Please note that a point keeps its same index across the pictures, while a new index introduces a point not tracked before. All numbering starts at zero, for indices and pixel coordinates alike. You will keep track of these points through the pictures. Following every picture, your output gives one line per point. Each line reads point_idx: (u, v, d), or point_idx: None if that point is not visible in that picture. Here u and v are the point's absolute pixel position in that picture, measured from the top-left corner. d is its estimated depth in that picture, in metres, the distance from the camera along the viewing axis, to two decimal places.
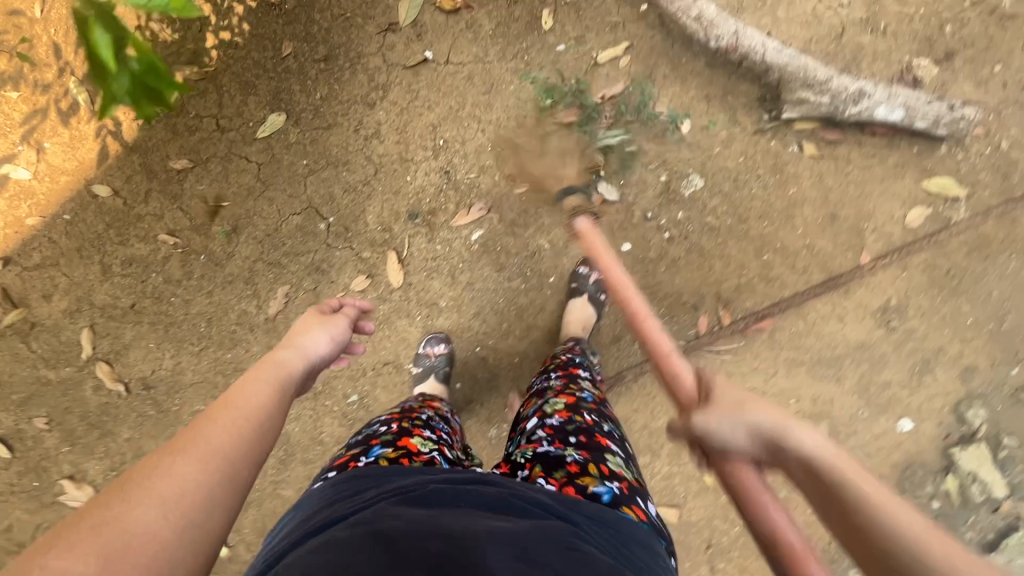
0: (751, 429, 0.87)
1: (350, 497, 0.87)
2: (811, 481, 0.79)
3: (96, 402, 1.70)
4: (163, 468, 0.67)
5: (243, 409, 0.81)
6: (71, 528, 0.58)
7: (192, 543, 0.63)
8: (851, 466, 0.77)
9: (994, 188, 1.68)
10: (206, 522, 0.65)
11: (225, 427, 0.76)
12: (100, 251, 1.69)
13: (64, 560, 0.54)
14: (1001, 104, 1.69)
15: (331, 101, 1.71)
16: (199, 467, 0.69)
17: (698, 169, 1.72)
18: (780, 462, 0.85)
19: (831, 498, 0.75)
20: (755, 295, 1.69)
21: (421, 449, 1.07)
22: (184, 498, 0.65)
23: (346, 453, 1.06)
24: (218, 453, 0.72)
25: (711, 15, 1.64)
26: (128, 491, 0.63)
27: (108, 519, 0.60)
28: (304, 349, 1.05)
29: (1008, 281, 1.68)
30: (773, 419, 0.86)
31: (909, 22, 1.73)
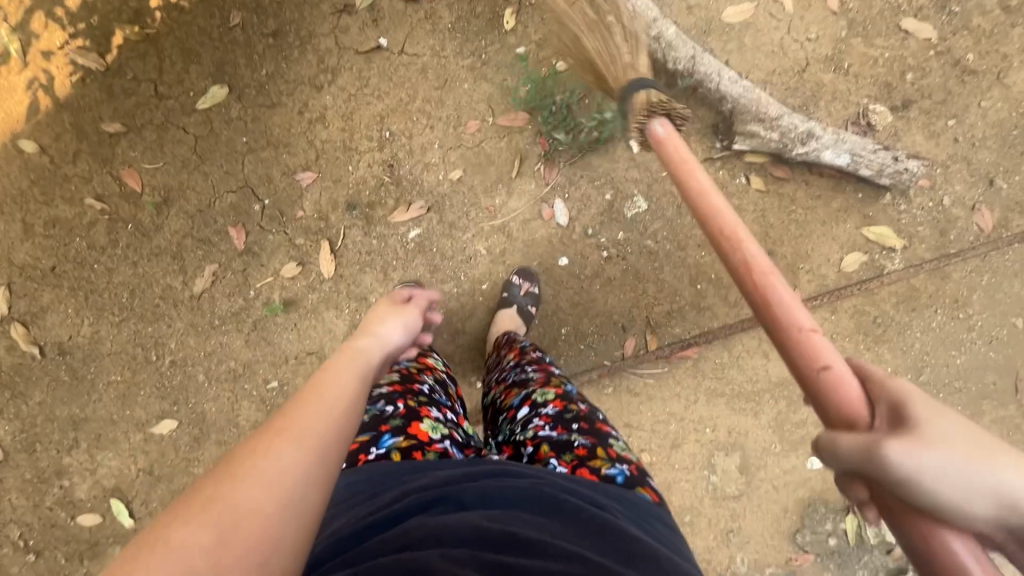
0: (996, 494, 0.60)
1: (369, 499, 0.82)
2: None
3: (9, 362, 1.68)
4: (261, 446, 0.62)
5: (339, 391, 0.75)
6: (189, 505, 0.57)
7: (295, 528, 0.59)
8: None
9: (930, 242, 1.69)
10: (304, 508, 0.60)
11: (324, 407, 0.70)
12: (23, 209, 1.67)
13: (183, 532, 0.54)
14: (948, 159, 1.70)
15: (278, 79, 1.68)
16: (297, 449, 0.63)
17: (644, 191, 1.70)
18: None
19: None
20: (684, 323, 1.70)
21: (432, 438, 1.00)
22: (286, 480, 0.60)
23: (353, 442, 0.98)
24: (314, 433, 0.66)
25: (671, 36, 1.61)
26: (234, 468, 0.60)
27: (214, 498, 0.57)
28: (382, 337, 0.99)
29: (933, 334, 1.69)
30: None
31: (871, 65, 1.72)
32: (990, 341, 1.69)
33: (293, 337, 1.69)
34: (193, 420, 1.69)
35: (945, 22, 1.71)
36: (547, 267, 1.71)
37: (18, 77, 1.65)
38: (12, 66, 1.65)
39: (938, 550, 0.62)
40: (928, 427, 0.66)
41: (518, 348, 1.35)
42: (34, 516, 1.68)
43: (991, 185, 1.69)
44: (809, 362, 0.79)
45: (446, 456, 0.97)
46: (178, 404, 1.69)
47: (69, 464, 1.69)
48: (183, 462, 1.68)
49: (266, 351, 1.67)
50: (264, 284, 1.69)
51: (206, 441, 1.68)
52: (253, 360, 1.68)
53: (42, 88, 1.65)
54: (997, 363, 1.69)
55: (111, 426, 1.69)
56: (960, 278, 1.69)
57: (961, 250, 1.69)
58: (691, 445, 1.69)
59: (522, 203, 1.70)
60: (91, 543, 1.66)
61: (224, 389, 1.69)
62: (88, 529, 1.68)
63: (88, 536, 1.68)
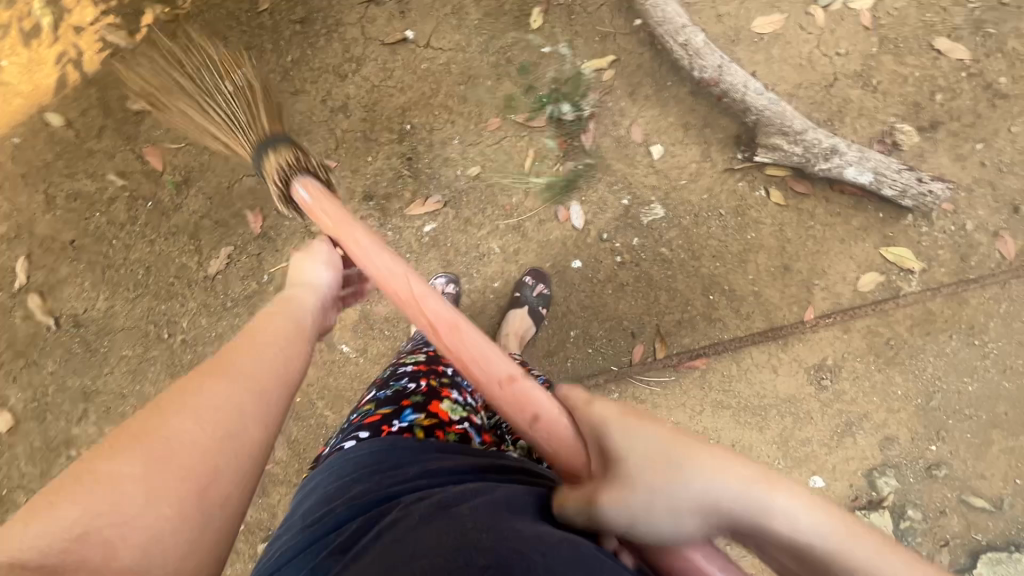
0: (692, 516, 0.64)
1: (393, 468, 0.81)
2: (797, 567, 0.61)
3: (24, 331, 1.71)
4: (192, 387, 0.70)
5: (267, 338, 0.82)
6: (122, 438, 0.63)
7: (233, 453, 0.67)
8: (834, 535, 0.59)
9: (949, 266, 1.67)
10: (240, 432, 0.69)
11: (253, 353, 0.78)
12: (47, 181, 1.69)
13: (115, 462, 0.61)
14: (974, 183, 1.67)
15: (302, 66, 1.69)
16: (227, 385, 0.71)
17: (662, 198, 1.69)
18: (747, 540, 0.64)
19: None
20: (694, 333, 1.69)
21: (452, 418, 0.99)
22: (218, 414, 0.68)
23: (377, 411, 0.98)
24: (243, 372, 0.74)
25: (698, 44, 1.60)
26: (170, 404, 0.67)
27: (151, 429, 0.65)
28: (310, 285, 1.04)
29: (947, 360, 1.67)
30: (727, 482, 0.63)
31: (901, 84, 1.69)
32: (1004, 370, 1.66)
33: None
34: None
35: (979, 43, 1.69)
36: (560, 268, 1.70)
37: (48, 51, 1.67)
38: (43, 39, 1.68)
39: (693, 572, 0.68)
40: (622, 465, 0.69)
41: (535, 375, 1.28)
42: (40, 484, 1.71)
43: (1015, 212, 1.67)
44: (519, 416, 0.79)
45: (465, 437, 0.96)
46: None
47: (77, 435, 1.71)
48: None
49: None
50: (278, 269, 1.70)
51: None
52: None
53: (72, 63, 1.67)
54: (1010, 393, 1.66)
55: (120, 400, 1.71)
56: (978, 304, 1.67)
57: (981, 276, 1.66)
58: None
59: (538, 203, 1.70)
60: None
61: None
62: None
63: None
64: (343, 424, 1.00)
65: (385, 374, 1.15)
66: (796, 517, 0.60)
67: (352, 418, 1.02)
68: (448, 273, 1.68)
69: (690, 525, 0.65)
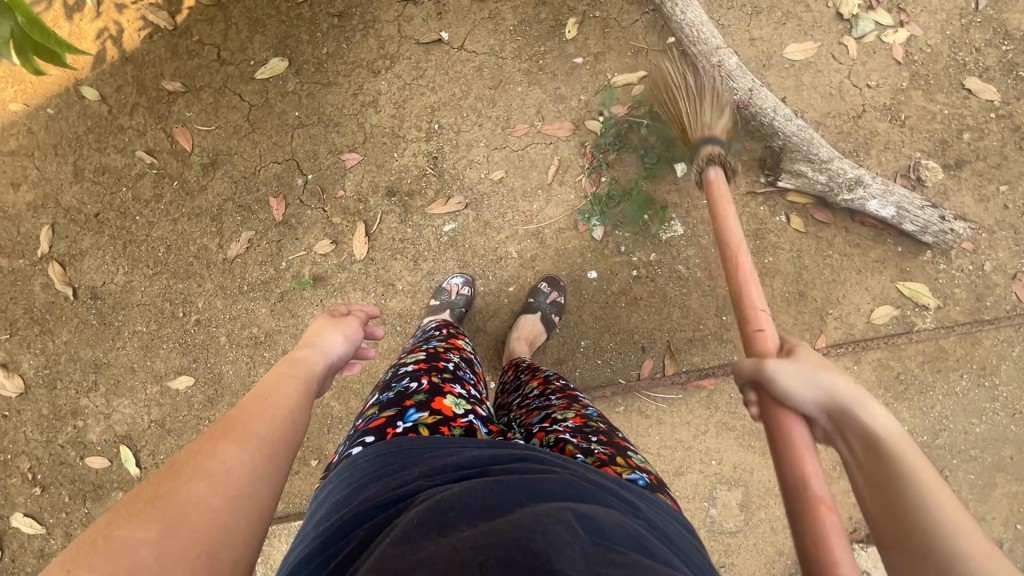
0: (822, 390, 0.87)
1: (398, 472, 0.81)
2: (862, 447, 0.79)
3: (42, 299, 1.73)
4: (205, 449, 0.69)
5: (278, 399, 0.83)
6: (135, 502, 0.61)
7: (242, 516, 0.65)
8: (910, 447, 0.77)
9: (965, 305, 1.67)
10: (250, 493, 0.67)
11: (263, 415, 0.78)
12: (76, 153, 1.71)
13: (130, 527, 0.59)
14: (995, 225, 1.67)
15: (337, 59, 1.72)
16: (238, 447, 0.71)
17: (682, 216, 1.70)
18: (838, 430, 0.85)
19: (875, 463, 0.76)
20: (705, 351, 1.68)
21: (456, 412, 1.00)
22: (229, 476, 0.67)
23: (380, 415, 0.98)
24: (254, 434, 0.74)
25: (731, 66, 1.60)
26: (179, 470, 0.66)
27: (161, 494, 0.63)
28: (322, 349, 1.06)
29: (955, 399, 1.66)
30: (850, 388, 0.86)
31: (929, 120, 1.70)
32: (1013, 414, 1.66)
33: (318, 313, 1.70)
34: (210, 380, 1.71)
35: (1010, 86, 1.69)
36: (575, 278, 1.71)
37: (90, 27, 1.70)
38: (86, 14, 1.70)
39: (783, 428, 0.90)
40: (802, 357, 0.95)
41: (542, 377, 1.30)
42: (45, 451, 1.73)
43: None
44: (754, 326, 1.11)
45: (470, 431, 0.97)
46: (198, 362, 1.72)
47: (85, 405, 1.73)
48: (195, 420, 1.71)
49: (289, 323, 1.69)
50: (297, 257, 1.71)
51: (221, 402, 1.70)
52: (276, 330, 1.70)
53: (111, 39, 1.70)
54: (1017, 437, 1.65)
55: (131, 375, 1.73)
56: (991, 345, 1.66)
57: (997, 318, 1.66)
58: (695, 475, 1.66)
59: (558, 211, 1.71)
60: (97, 485, 1.71)
61: (244, 354, 1.71)
62: (95, 472, 1.72)
63: (94, 478, 1.71)
64: (348, 431, 1.00)
65: (386, 376, 1.15)
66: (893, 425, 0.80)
67: (357, 423, 1.02)
68: (464, 274, 1.71)
69: (812, 394, 0.87)
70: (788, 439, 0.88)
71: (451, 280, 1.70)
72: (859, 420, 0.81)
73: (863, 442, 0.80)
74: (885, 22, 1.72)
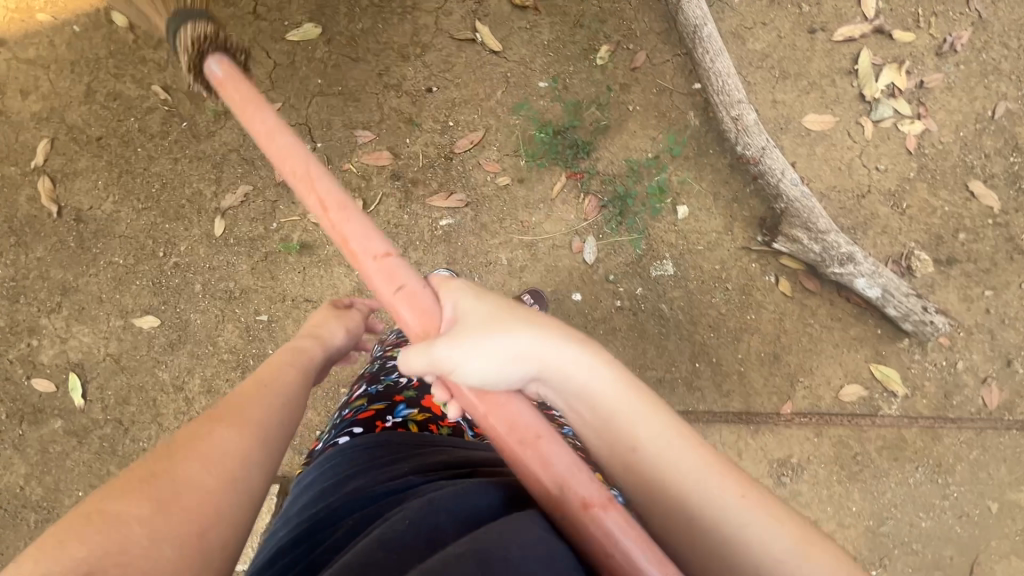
0: (531, 362, 0.73)
1: (387, 465, 0.81)
2: (596, 421, 0.74)
3: (25, 211, 1.70)
4: (201, 434, 0.72)
5: (271, 393, 0.88)
6: (131, 481, 0.63)
7: (235, 499, 0.67)
8: (618, 387, 0.74)
9: (932, 399, 1.69)
10: (243, 478, 0.69)
11: (260, 408, 0.82)
12: (93, 75, 1.70)
13: (123, 502, 0.60)
14: (974, 326, 1.70)
15: (370, 36, 1.73)
16: (234, 435, 0.74)
17: (674, 256, 1.71)
18: (559, 395, 0.76)
19: (612, 422, 0.74)
20: (671, 395, 1.69)
21: (444, 412, 1.02)
22: (223, 461, 0.69)
23: (369, 408, 1.01)
24: (249, 425, 0.77)
25: (749, 121, 1.63)
26: (177, 452, 0.68)
27: (158, 471, 0.64)
28: (321, 338, 1.15)
29: (906, 490, 1.66)
30: (548, 342, 0.74)
31: (928, 214, 1.73)
32: (960, 515, 1.66)
33: (298, 280, 1.70)
34: (175, 325, 1.70)
35: (1011, 197, 1.73)
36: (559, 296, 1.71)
37: None
38: None
39: None
40: (467, 319, 0.74)
41: None
42: None
43: (1007, 364, 1.69)
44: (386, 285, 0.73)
45: (457, 431, 0.99)
46: (167, 305, 1.70)
47: (43, 325, 1.70)
48: (153, 361, 1.69)
49: (267, 284, 1.69)
50: (289, 221, 1.71)
51: (183, 348, 1.69)
52: (253, 289, 1.70)
53: None
54: (959, 539, 1.66)
55: (96, 305, 1.70)
56: (950, 444, 1.67)
57: (959, 418, 1.68)
58: None
59: (555, 228, 1.72)
60: (38, 408, 1.68)
61: (216, 306, 1.70)
62: (39, 395, 1.69)
63: (37, 401, 1.68)
64: (336, 422, 1.03)
65: (373, 368, 1.18)
66: (598, 369, 0.75)
67: (344, 412, 1.05)
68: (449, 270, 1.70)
69: (527, 369, 0.73)
70: (514, 436, 0.67)
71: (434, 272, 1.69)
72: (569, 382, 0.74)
73: (585, 401, 0.75)
74: (904, 112, 1.76)
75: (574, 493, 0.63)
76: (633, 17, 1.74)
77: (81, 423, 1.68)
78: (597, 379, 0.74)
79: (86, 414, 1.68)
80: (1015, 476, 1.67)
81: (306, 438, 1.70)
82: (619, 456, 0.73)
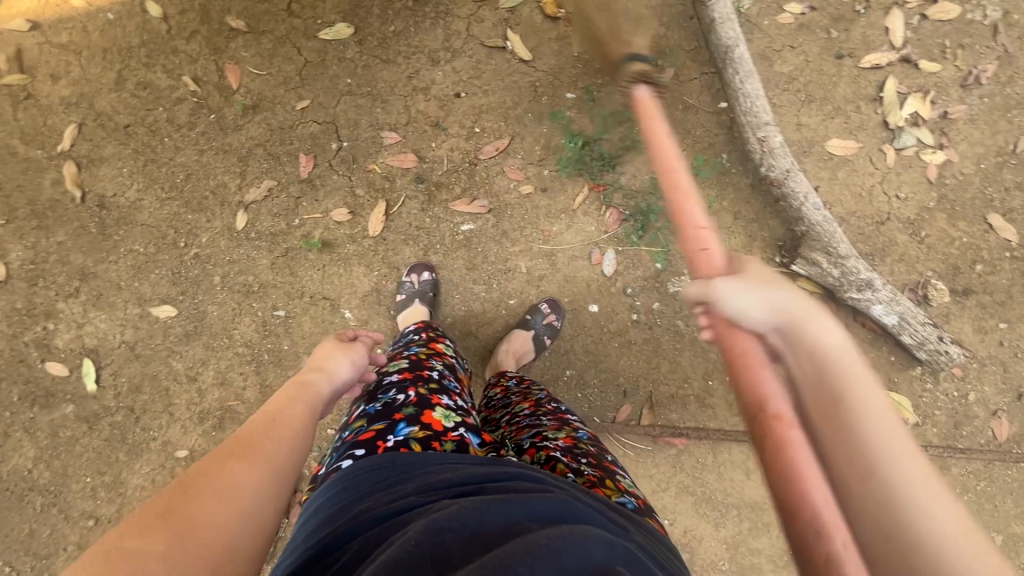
0: (778, 307, 0.80)
1: (392, 485, 0.80)
2: (820, 372, 0.73)
3: (49, 195, 1.70)
4: (213, 468, 0.73)
5: (285, 424, 0.87)
6: (147, 517, 0.65)
7: (246, 533, 0.68)
8: (849, 356, 0.74)
9: (942, 429, 1.69)
10: (253, 513, 0.70)
11: (273, 438, 0.82)
12: (124, 63, 1.71)
13: (139, 540, 0.62)
14: (987, 358, 1.70)
15: (401, 39, 1.74)
16: (248, 469, 0.75)
17: (693, 273, 1.72)
18: (787, 346, 0.79)
19: (827, 373, 0.73)
20: (683, 411, 1.69)
21: (447, 426, 0.98)
22: (237, 497, 0.70)
23: (369, 427, 0.96)
24: (262, 457, 0.78)
25: (775, 143, 1.62)
26: (191, 486, 0.69)
27: (174, 507, 0.66)
28: (328, 373, 1.08)
29: None
30: (798, 302, 0.80)
31: (947, 244, 1.74)
32: None
33: (317, 277, 1.71)
34: (192, 316, 1.70)
35: None
36: (576, 307, 1.72)
37: None
38: None
39: (737, 352, 0.83)
40: (751, 272, 0.89)
41: (533, 398, 1.27)
42: (7, 345, 1.69)
43: (1018, 398, 1.70)
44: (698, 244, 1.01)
45: (461, 446, 0.96)
46: (185, 295, 1.70)
47: (60, 309, 1.70)
48: (168, 351, 1.69)
49: (286, 280, 1.70)
50: (311, 218, 1.71)
51: (198, 340, 1.69)
52: (271, 284, 1.70)
53: None
54: None
55: (114, 291, 1.70)
56: (958, 474, 1.68)
57: (969, 448, 1.68)
58: None
59: (575, 238, 1.72)
60: (51, 391, 1.68)
61: (234, 299, 1.70)
62: (52, 378, 1.69)
63: (49, 384, 1.68)
64: (335, 444, 0.98)
65: (370, 385, 1.12)
66: (838, 336, 0.75)
67: (344, 434, 0.99)
68: (422, 262, 1.70)
69: (772, 315, 0.80)
70: (744, 360, 0.81)
71: (408, 271, 1.69)
72: (807, 332, 0.77)
73: (811, 353, 0.75)
74: (927, 141, 1.77)
75: (773, 409, 0.75)
76: (663, 34, 1.75)
77: (92, 409, 1.68)
78: (835, 341, 0.75)
79: (98, 399, 1.68)
80: (1021, 508, 1.67)
81: (317, 434, 1.70)
82: (822, 405, 0.71)
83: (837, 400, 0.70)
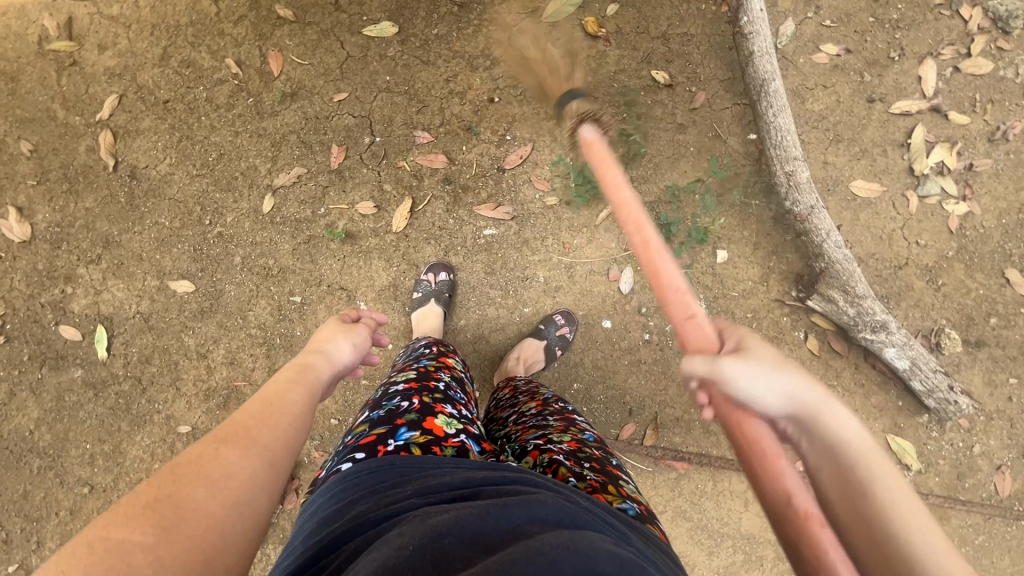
0: (789, 395, 0.82)
1: (391, 489, 0.79)
2: (837, 462, 0.75)
3: (82, 161, 1.73)
4: (207, 456, 0.70)
5: (281, 408, 0.84)
6: (137, 504, 0.63)
7: (241, 518, 0.66)
8: (870, 447, 0.76)
9: (944, 478, 1.69)
10: (247, 501, 0.68)
11: (269, 423, 0.80)
12: (171, 40, 1.75)
13: (126, 530, 0.59)
14: (995, 412, 1.70)
15: (443, 42, 1.77)
16: (241, 454, 0.72)
17: (709, 298, 1.74)
18: (804, 436, 0.81)
19: (848, 467, 0.74)
20: (687, 435, 1.69)
21: (448, 433, 0.98)
22: (229, 484, 0.68)
23: (370, 431, 0.96)
24: (257, 442, 0.75)
25: (801, 178, 1.62)
26: (183, 473, 0.67)
27: (163, 494, 0.64)
28: (330, 355, 1.05)
29: None
30: (806, 386, 0.82)
31: (963, 294, 1.75)
32: None
33: (336, 267, 1.72)
34: (209, 293, 1.71)
35: None
36: (589, 321, 1.72)
37: None
38: None
39: (749, 437, 0.83)
40: (753, 350, 0.89)
41: (540, 398, 1.28)
42: (24, 304, 1.71)
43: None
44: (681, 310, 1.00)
45: (462, 452, 0.95)
46: (204, 272, 1.72)
47: (80, 274, 1.72)
48: (182, 325, 1.70)
49: (305, 266, 1.71)
50: (337, 209, 1.73)
51: (213, 317, 1.70)
52: (290, 269, 1.72)
53: None
54: None
55: (135, 262, 1.72)
56: (956, 525, 1.67)
57: (970, 501, 1.67)
58: None
59: (594, 253, 1.74)
60: (63, 354, 1.69)
61: (252, 281, 1.71)
62: (64, 341, 1.70)
63: (61, 347, 1.69)
64: (338, 447, 0.97)
65: (377, 394, 1.12)
66: (853, 426, 0.78)
67: (346, 440, 0.98)
68: (441, 261, 1.72)
69: (783, 399, 0.81)
70: (758, 448, 0.82)
71: (426, 270, 1.71)
72: (823, 422, 0.78)
73: (831, 444, 0.77)
74: (950, 191, 1.78)
75: (802, 508, 0.74)
76: (699, 61, 1.77)
77: (101, 375, 1.69)
78: (853, 432, 0.77)
79: (108, 367, 1.69)
80: (1018, 567, 1.66)
81: (320, 423, 1.71)
82: (852, 508, 0.72)
83: (853, 493, 0.72)
